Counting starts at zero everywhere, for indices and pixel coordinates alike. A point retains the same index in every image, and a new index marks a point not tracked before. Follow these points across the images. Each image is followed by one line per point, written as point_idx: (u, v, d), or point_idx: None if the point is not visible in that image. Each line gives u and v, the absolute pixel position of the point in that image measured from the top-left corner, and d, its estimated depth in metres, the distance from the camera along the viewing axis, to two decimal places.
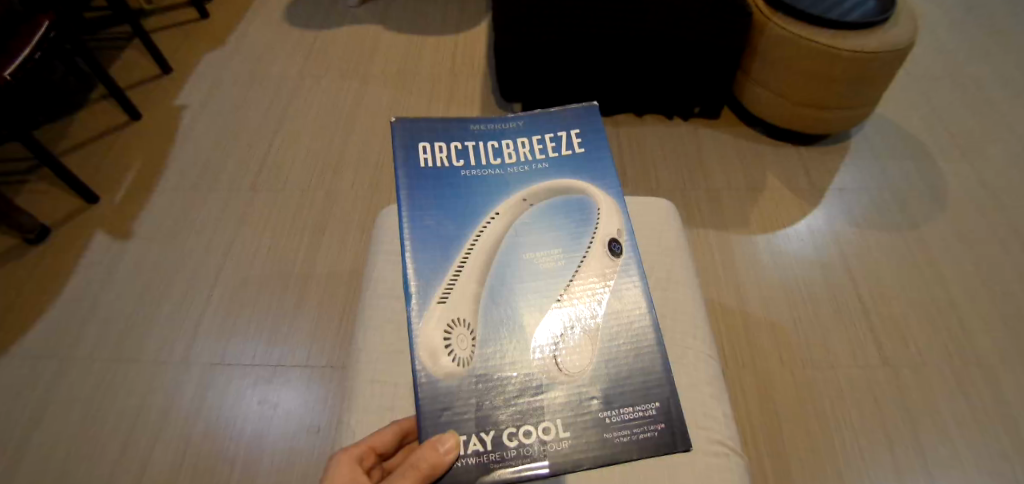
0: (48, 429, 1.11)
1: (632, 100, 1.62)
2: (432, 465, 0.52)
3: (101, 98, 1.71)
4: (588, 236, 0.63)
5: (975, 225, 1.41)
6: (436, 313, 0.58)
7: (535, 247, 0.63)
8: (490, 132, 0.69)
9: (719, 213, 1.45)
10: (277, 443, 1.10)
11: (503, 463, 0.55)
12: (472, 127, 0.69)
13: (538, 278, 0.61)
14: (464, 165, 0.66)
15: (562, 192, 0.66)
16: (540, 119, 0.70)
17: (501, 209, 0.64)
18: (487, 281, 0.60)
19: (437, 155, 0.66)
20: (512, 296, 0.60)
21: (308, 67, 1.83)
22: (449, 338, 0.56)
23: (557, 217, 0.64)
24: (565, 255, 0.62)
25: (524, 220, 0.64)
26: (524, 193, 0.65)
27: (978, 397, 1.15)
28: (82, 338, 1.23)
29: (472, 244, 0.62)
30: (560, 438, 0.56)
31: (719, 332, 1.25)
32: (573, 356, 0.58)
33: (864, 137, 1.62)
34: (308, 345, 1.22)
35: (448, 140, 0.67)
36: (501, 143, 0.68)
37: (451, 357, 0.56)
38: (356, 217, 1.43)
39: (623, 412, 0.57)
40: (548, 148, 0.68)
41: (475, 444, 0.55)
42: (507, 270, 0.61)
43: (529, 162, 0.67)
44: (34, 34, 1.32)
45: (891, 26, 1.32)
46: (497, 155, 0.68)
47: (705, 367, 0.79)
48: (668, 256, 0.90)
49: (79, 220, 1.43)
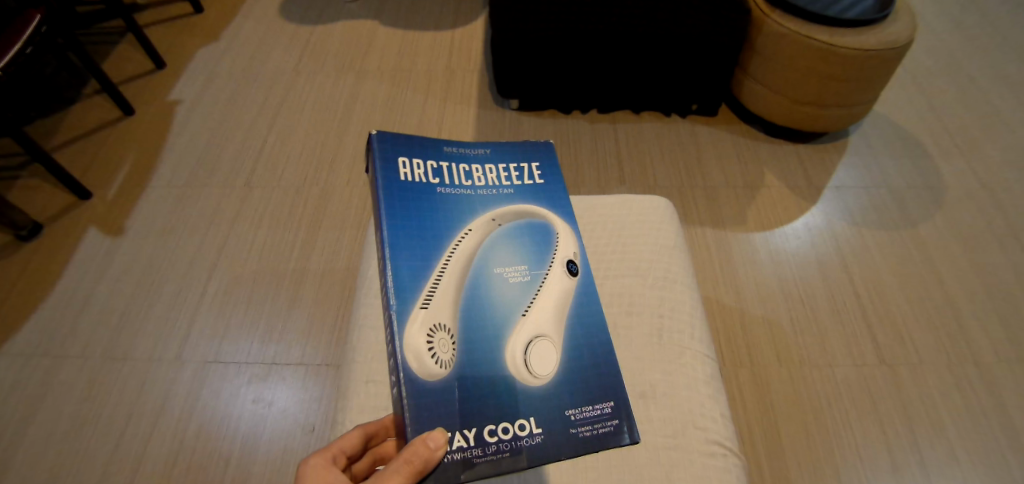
0: (41, 429, 1.08)
1: (630, 97, 1.58)
2: (426, 460, 0.48)
3: (94, 93, 1.67)
4: (549, 257, 0.64)
5: (976, 223, 1.38)
6: (419, 316, 0.55)
7: (504, 263, 0.62)
8: (460, 155, 0.68)
9: (718, 211, 1.42)
10: (265, 441, 1.07)
11: (486, 458, 0.53)
12: (444, 148, 0.67)
13: (507, 294, 0.60)
14: (439, 183, 0.64)
15: (527, 215, 0.66)
16: (505, 149, 0.71)
17: (474, 226, 0.62)
18: (461, 294, 0.59)
19: (415, 170, 0.64)
20: (485, 310, 0.59)
21: (301, 62, 1.79)
22: (432, 342, 0.54)
23: (523, 237, 0.64)
24: (531, 272, 0.62)
25: (495, 237, 0.63)
26: (492, 213, 0.64)
27: (976, 397, 1.12)
28: (72, 338, 1.20)
29: (448, 258, 0.59)
30: (534, 433, 0.55)
31: (718, 331, 1.22)
32: (542, 362, 0.57)
33: (861, 133, 1.59)
34: (297, 342, 1.19)
35: (424, 157, 0.65)
36: (471, 167, 0.67)
37: (435, 360, 0.54)
38: (348, 213, 1.40)
39: (584, 408, 0.57)
40: (513, 177, 0.68)
41: (459, 440, 0.52)
42: (479, 285, 0.60)
43: (496, 187, 0.67)
44: (25, 27, 1.28)
45: (891, 23, 1.29)
46: (468, 178, 0.66)
47: (703, 366, 0.77)
48: (666, 254, 0.87)
49: (71, 217, 1.39)
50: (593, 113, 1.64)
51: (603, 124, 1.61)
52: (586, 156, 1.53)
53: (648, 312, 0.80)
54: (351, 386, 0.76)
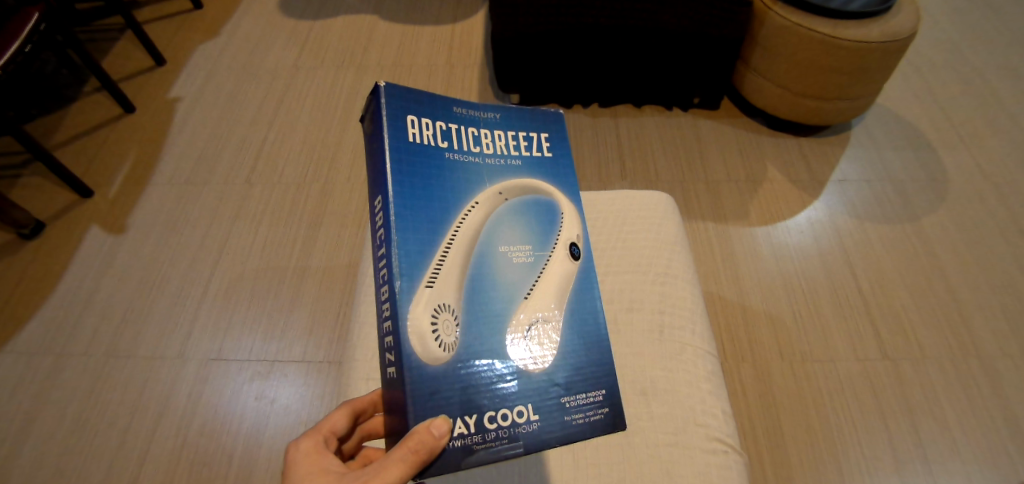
0: (46, 426, 1.09)
1: (628, 89, 1.56)
2: (431, 450, 0.45)
3: (95, 91, 1.66)
4: (553, 239, 0.57)
5: (981, 215, 1.37)
6: (424, 296, 0.48)
7: (508, 242, 0.55)
8: (470, 113, 0.56)
9: (722, 204, 1.41)
10: (272, 434, 1.08)
11: (485, 446, 0.48)
12: (453, 104, 0.55)
13: (511, 275, 0.54)
14: (447, 148, 0.53)
15: (533, 191, 0.57)
16: (517, 114, 0.59)
17: (480, 198, 0.53)
18: (464, 275, 0.51)
19: (423, 130, 0.52)
20: (488, 292, 0.52)
21: (301, 57, 1.78)
22: (437, 323, 0.47)
23: (530, 214, 0.57)
24: (535, 254, 0.56)
25: (500, 212, 0.55)
26: (499, 186, 0.55)
27: (980, 391, 1.11)
28: (75, 336, 1.20)
29: (452, 237, 0.51)
30: (532, 420, 0.50)
31: (719, 325, 1.21)
32: (544, 347, 0.52)
33: (863, 125, 1.57)
34: (304, 340, 1.19)
35: (433, 114, 0.53)
36: (479, 131, 0.56)
37: (438, 342, 0.47)
38: (353, 209, 1.39)
39: (579, 395, 0.53)
40: (522, 146, 0.58)
41: (459, 427, 0.47)
42: (483, 265, 0.52)
43: (505, 157, 0.56)
44: (23, 25, 1.27)
45: (894, 15, 1.27)
46: (476, 143, 0.55)
47: (704, 362, 0.76)
48: (667, 250, 0.85)
49: (72, 215, 1.39)
50: (595, 107, 1.62)
51: (604, 118, 1.60)
52: (587, 151, 1.52)
53: (649, 308, 0.79)
54: (351, 385, 0.75)
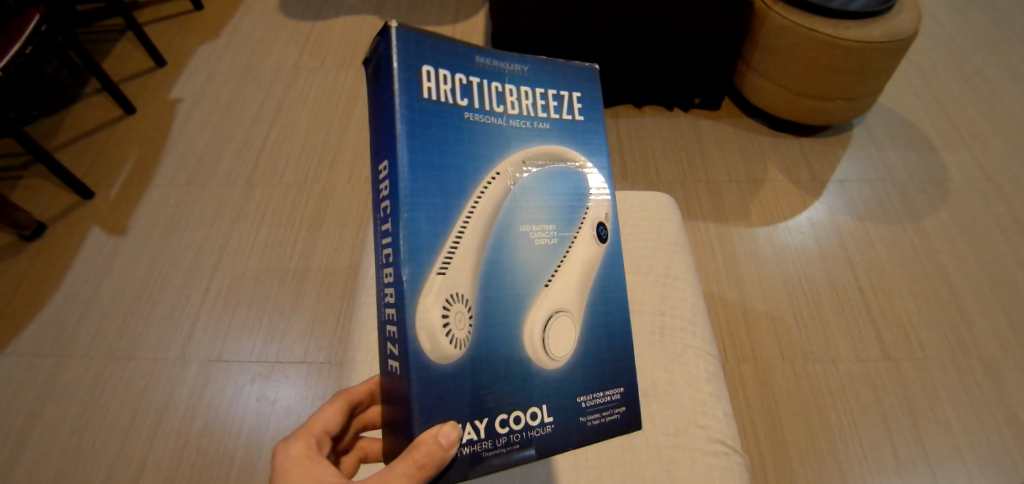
0: (48, 428, 1.09)
1: (629, 89, 1.55)
2: (439, 462, 0.44)
3: (96, 92, 1.66)
4: (578, 217, 0.53)
5: (982, 215, 1.36)
6: (435, 285, 0.45)
7: (530, 220, 0.50)
8: (494, 64, 0.48)
9: (722, 205, 1.40)
10: (272, 436, 1.08)
11: (496, 452, 0.47)
12: (475, 53, 0.47)
13: (531, 258, 0.50)
14: (467, 106, 0.47)
15: (560, 161, 0.52)
16: (548, 69, 0.51)
17: (502, 168, 0.48)
18: (482, 259, 0.47)
19: (440, 84, 0.45)
20: (506, 277, 0.49)
21: (301, 58, 1.77)
22: (449, 316, 0.45)
23: (556, 189, 0.52)
24: (559, 233, 0.52)
25: (524, 186, 0.50)
26: (523, 154, 0.49)
27: (981, 391, 1.11)
28: (75, 337, 1.20)
29: (469, 213, 0.46)
30: (546, 422, 0.49)
31: (719, 325, 1.21)
32: (561, 341, 0.50)
33: (864, 125, 1.57)
34: (304, 342, 1.19)
35: (453, 67, 0.46)
36: (504, 87, 0.49)
37: (449, 338, 0.45)
38: (353, 209, 1.39)
39: (596, 394, 0.52)
40: (551, 107, 0.51)
41: (469, 434, 0.46)
42: (502, 246, 0.48)
43: (530, 119, 0.50)
44: (24, 27, 1.27)
45: (895, 15, 1.27)
46: (499, 101, 0.48)
47: (705, 364, 0.75)
48: (667, 251, 0.85)
49: (73, 216, 1.38)
50: None
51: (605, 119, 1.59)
52: None
53: (650, 310, 0.79)
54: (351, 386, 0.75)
